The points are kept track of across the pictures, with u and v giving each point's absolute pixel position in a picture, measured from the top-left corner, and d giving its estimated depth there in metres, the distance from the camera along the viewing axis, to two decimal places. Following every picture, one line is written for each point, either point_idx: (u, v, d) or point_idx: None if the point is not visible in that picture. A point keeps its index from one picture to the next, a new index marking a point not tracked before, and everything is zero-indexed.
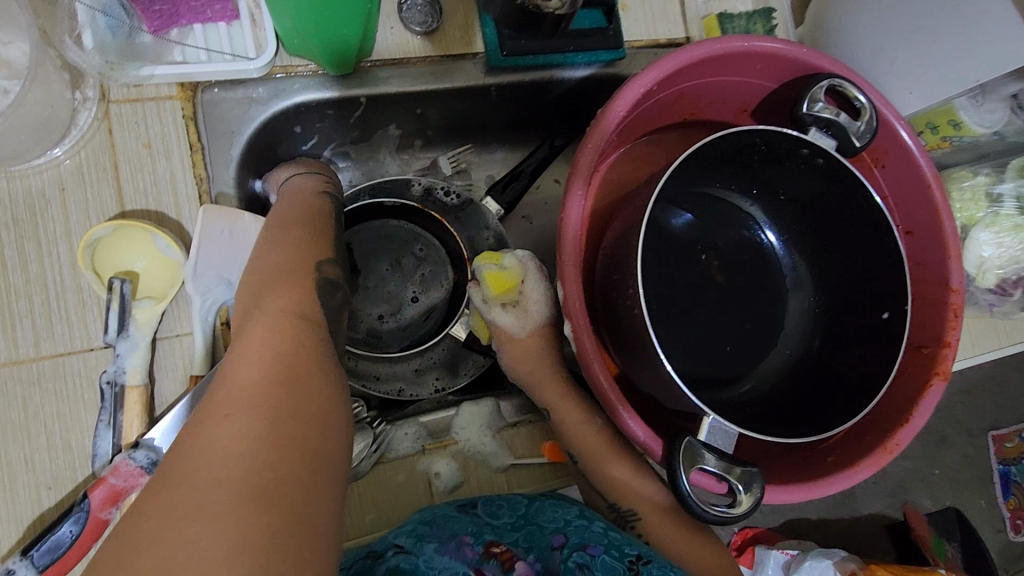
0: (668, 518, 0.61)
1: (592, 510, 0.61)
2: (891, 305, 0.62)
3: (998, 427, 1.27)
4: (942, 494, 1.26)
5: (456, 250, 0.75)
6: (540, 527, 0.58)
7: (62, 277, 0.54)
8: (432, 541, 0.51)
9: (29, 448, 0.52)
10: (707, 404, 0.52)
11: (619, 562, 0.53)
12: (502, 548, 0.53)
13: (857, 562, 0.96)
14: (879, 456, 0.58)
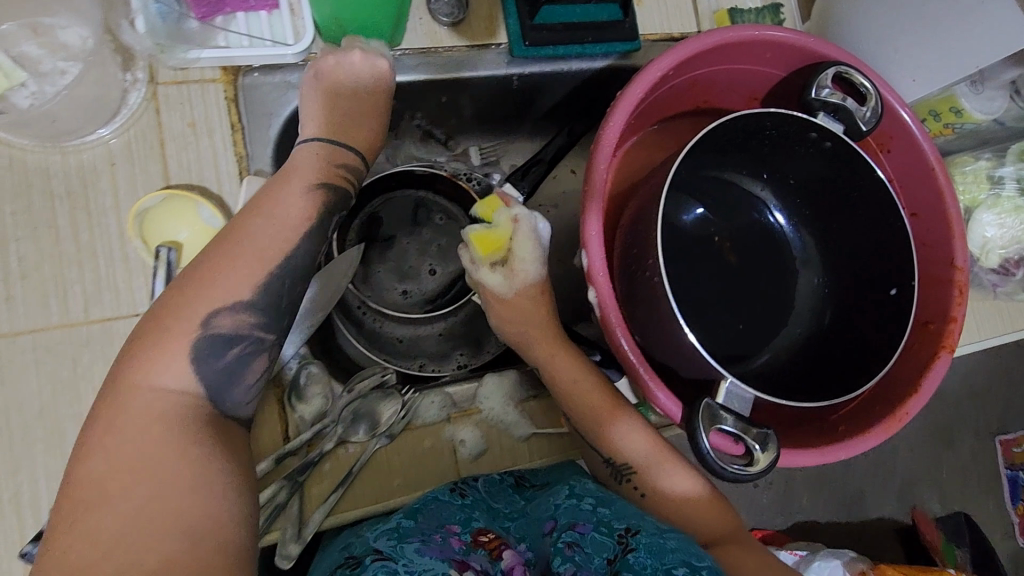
0: (666, 473, 0.60)
1: (585, 484, 0.60)
2: (898, 281, 0.64)
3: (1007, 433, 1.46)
4: (952, 500, 1.43)
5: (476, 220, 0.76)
6: (536, 518, 0.57)
7: (111, 246, 0.56)
8: (410, 544, 0.49)
9: (76, 405, 0.54)
10: (725, 369, 0.54)
11: (609, 537, 0.52)
12: (490, 536, 0.54)
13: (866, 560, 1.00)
14: (887, 424, 0.61)
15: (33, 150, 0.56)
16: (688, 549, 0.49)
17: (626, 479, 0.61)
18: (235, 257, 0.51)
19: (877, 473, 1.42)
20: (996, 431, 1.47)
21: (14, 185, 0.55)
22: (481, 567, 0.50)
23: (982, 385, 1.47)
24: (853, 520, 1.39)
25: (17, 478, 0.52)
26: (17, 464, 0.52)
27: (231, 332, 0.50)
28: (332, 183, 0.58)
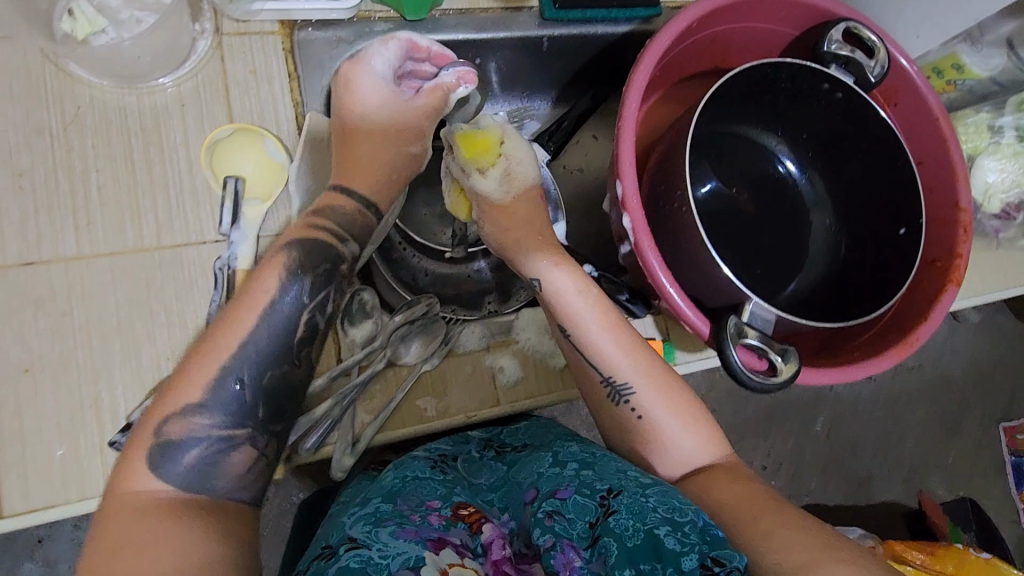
0: (662, 394, 0.63)
1: (567, 448, 0.68)
2: (906, 221, 0.69)
3: (1010, 419, 1.50)
4: (958, 484, 1.47)
5: None
6: (517, 485, 0.66)
7: (181, 178, 0.61)
8: (385, 529, 0.54)
9: (149, 323, 0.58)
10: (750, 288, 0.59)
11: (590, 501, 0.57)
12: (469, 510, 0.61)
13: (874, 539, 1.20)
14: (900, 348, 0.65)
15: (111, 91, 0.61)
16: (666, 503, 0.55)
17: (623, 401, 0.63)
18: (211, 349, 0.52)
19: (883, 454, 1.46)
20: (1000, 416, 1.51)
21: (94, 122, 0.60)
22: (460, 541, 0.56)
23: (985, 371, 1.52)
24: (861, 500, 1.43)
25: (97, 386, 0.56)
26: (97, 374, 0.56)
27: (188, 432, 0.50)
28: (299, 239, 0.57)
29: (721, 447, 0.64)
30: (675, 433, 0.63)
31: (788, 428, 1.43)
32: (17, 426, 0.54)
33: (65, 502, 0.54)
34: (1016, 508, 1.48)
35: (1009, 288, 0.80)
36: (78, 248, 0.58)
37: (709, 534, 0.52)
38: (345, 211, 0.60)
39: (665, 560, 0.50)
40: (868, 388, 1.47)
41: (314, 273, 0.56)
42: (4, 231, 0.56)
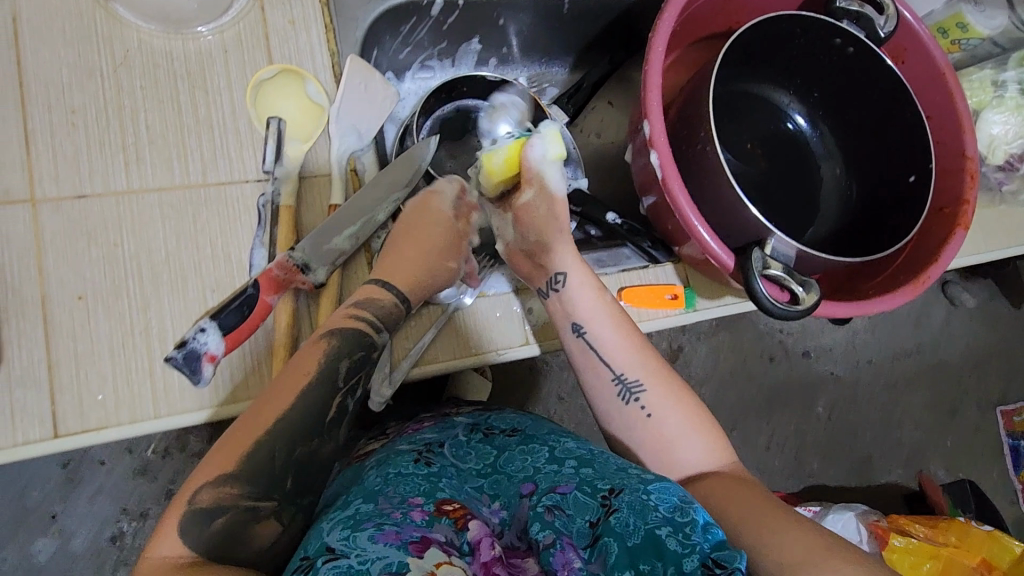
0: (672, 396, 0.62)
1: (563, 440, 0.62)
2: (917, 168, 0.72)
3: (1006, 402, 1.53)
4: (957, 467, 1.50)
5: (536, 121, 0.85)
6: (507, 476, 0.60)
7: (225, 120, 0.63)
8: (364, 532, 0.46)
9: (196, 255, 0.61)
10: (773, 221, 0.61)
11: (592, 499, 0.52)
12: (454, 506, 0.53)
13: (877, 514, 1.24)
14: (913, 286, 0.68)
15: (157, 35, 0.63)
16: (669, 501, 0.49)
17: (634, 398, 0.62)
18: (251, 424, 0.52)
19: (884, 437, 1.49)
20: (997, 401, 1.54)
21: (142, 64, 0.62)
22: (445, 538, 0.48)
23: (981, 356, 1.56)
24: (862, 482, 1.46)
25: (147, 314, 0.58)
26: (146, 303, 0.59)
27: (219, 502, 0.49)
28: (340, 328, 0.57)
29: (731, 459, 0.61)
30: (685, 440, 0.60)
31: (791, 411, 1.46)
32: (73, 349, 0.56)
33: (117, 424, 0.56)
34: (1014, 491, 1.50)
35: (1008, 248, 0.83)
36: (128, 183, 0.60)
37: (710, 533, 0.47)
38: (382, 305, 0.60)
39: (666, 560, 0.46)
40: (867, 370, 1.51)
41: (350, 359, 0.57)
42: (57, 164, 0.58)
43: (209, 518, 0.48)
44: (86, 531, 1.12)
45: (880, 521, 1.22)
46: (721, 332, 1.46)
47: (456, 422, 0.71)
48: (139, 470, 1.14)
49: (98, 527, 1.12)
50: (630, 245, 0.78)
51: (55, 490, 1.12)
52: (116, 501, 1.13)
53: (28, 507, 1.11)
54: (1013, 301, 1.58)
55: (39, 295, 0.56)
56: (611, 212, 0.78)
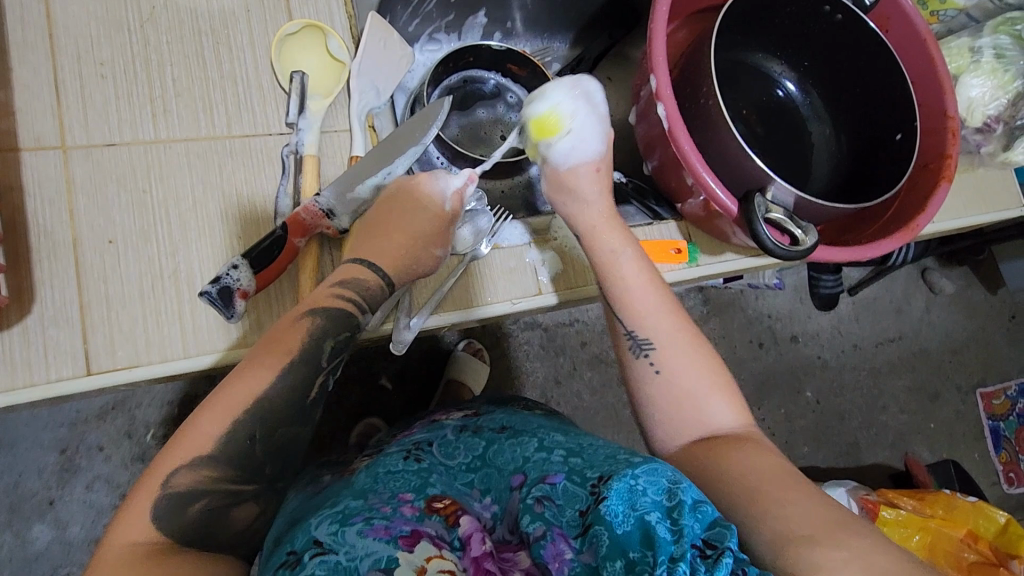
0: (684, 352, 0.60)
1: (555, 436, 0.60)
2: (903, 126, 0.76)
3: (985, 384, 1.58)
4: (940, 447, 1.55)
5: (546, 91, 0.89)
6: (498, 469, 0.59)
7: (248, 75, 0.66)
8: (352, 527, 0.47)
9: (222, 204, 0.62)
10: (772, 169, 0.66)
11: (580, 488, 0.50)
12: (445, 502, 0.52)
13: (865, 489, 1.26)
14: (903, 234, 0.72)
15: None
16: (658, 484, 0.46)
17: (644, 353, 0.60)
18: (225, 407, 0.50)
19: (869, 419, 1.54)
20: (976, 384, 1.60)
21: (168, 21, 0.64)
22: (435, 533, 0.48)
23: (960, 341, 1.61)
24: (850, 464, 1.51)
25: (175, 258, 0.60)
26: (175, 248, 0.60)
27: (195, 486, 0.47)
28: (326, 306, 0.55)
29: (746, 421, 0.58)
30: (705, 398, 0.58)
31: (780, 396, 1.50)
32: (103, 291, 0.58)
33: (146, 363, 0.58)
34: (995, 471, 1.56)
35: (981, 215, 0.90)
36: (156, 133, 0.62)
37: (699, 512, 0.44)
38: (366, 285, 0.58)
39: (657, 547, 0.43)
40: (852, 356, 1.56)
41: (333, 339, 0.55)
42: (88, 114, 0.61)
43: (188, 501, 0.47)
44: (80, 522, 1.08)
45: (870, 494, 1.23)
46: (712, 318, 1.49)
47: (444, 424, 0.70)
48: (136, 458, 1.11)
49: (95, 516, 1.08)
50: (635, 204, 0.84)
51: (49, 478, 1.08)
52: (113, 490, 1.09)
53: (22, 496, 1.07)
54: (988, 287, 1.64)
55: (71, 238, 0.58)
56: (617, 173, 0.86)
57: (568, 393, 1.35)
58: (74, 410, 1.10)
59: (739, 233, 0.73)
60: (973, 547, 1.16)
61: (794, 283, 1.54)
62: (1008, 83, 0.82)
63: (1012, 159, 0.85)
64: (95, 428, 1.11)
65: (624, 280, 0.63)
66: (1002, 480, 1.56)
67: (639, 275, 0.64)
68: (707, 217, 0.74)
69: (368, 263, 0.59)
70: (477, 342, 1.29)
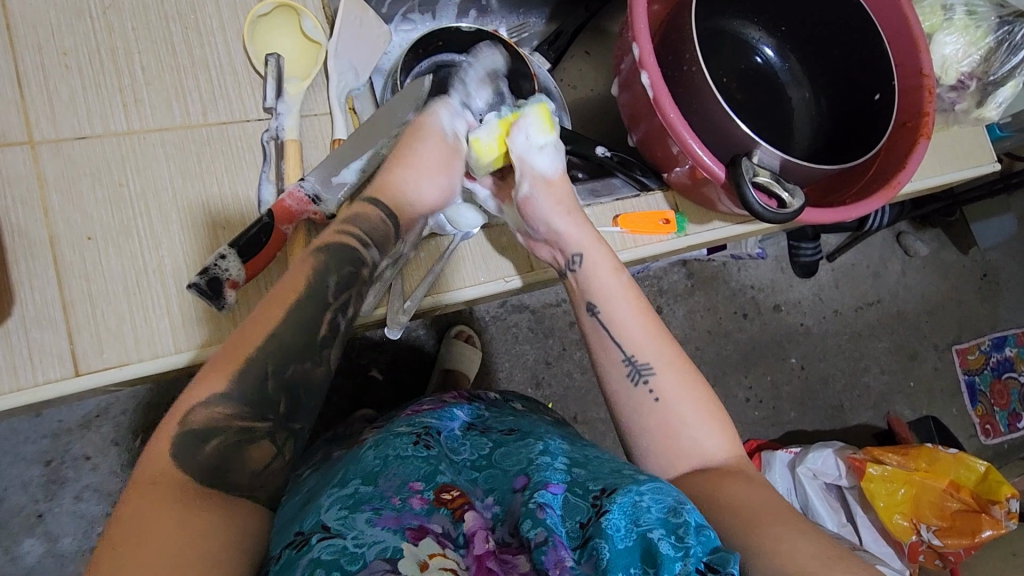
0: (682, 383, 0.62)
1: (559, 443, 0.61)
2: (881, 86, 0.78)
3: (961, 341, 1.63)
4: (920, 403, 1.60)
5: (520, 69, 0.87)
6: (503, 470, 0.58)
7: (221, 61, 0.64)
8: (361, 515, 0.48)
9: (203, 194, 0.61)
10: (760, 137, 0.66)
11: (583, 501, 0.51)
12: (453, 494, 0.52)
13: (851, 448, 1.27)
14: (885, 193, 0.73)
15: None
16: (662, 503, 0.49)
17: (643, 380, 0.62)
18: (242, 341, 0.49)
19: (852, 382, 1.58)
20: (952, 341, 1.65)
21: (131, 6, 0.62)
22: (442, 529, 0.48)
23: (936, 301, 1.65)
24: (836, 426, 1.55)
25: (158, 252, 0.58)
26: (158, 242, 0.59)
27: (212, 423, 0.46)
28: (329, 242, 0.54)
29: (734, 450, 0.61)
30: (699, 430, 0.60)
31: (767, 364, 1.53)
32: (87, 289, 0.56)
33: (138, 359, 0.56)
34: (973, 424, 1.62)
35: (958, 171, 0.92)
36: (129, 124, 0.60)
37: (702, 535, 0.47)
38: (372, 220, 0.57)
39: (660, 565, 0.45)
40: (833, 322, 1.59)
41: (337, 275, 0.53)
42: (54, 106, 0.58)
43: (204, 440, 0.46)
44: (73, 532, 1.06)
45: (857, 453, 1.25)
46: (696, 292, 1.51)
47: (455, 414, 0.70)
48: (126, 464, 1.08)
49: (87, 526, 1.06)
50: (620, 175, 0.80)
51: (37, 491, 1.05)
52: (104, 498, 1.07)
53: (10, 511, 1.04)
54: (961, 247, 1.68)
55: (47, 236, 0.56)
56: (599, 146, 0.80)
57: (561, 373, 1.35)
58: (55, 421, 1.07)
59: (725, 200, 0.73)
60: (957, 496, 1.21)
61: (776, 252, 1.56)
62: (980, 39, 0.84)
63: (985, 115, 0.88)
64: (81, 437, 1.08)
65: (613, 312, 0.64)
66: (979, 432, 1.62)
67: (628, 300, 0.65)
68: (693, 185, 0.74)
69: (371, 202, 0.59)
70: (467, 328, 1.28)
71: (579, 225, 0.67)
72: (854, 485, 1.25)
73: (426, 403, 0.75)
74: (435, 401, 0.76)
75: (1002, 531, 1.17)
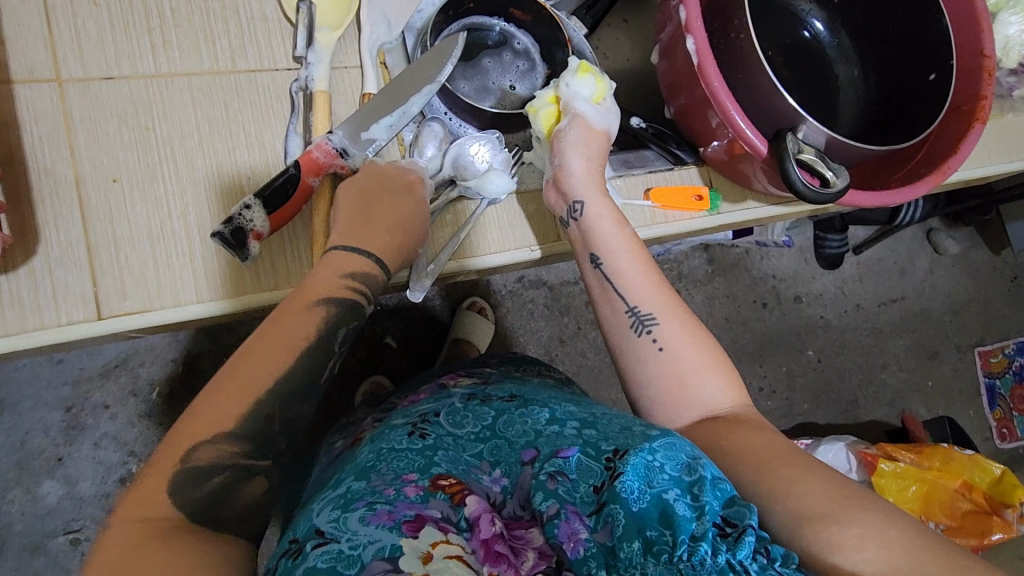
0: (686, 332, 0.61)
1: (565, 407, 0.60)
2: (936, 66, 0.74)
3: (985, 344, 1.59)
4: (937, 404, 1.57)
5: (553, 34, 0.83)
6: (508, 442, 0.57)
7: (252, 6, 0.62)
8: (355, 513, 0.47)
9: (230, 143, 0.60)
10: (804, 111, 0.63)
11: (595, 462, 0.50)
12: (451, 480, 0.51)
13: (863, 442, 1.27)
14: (933, 178, 0.69)
15: None
16: (675, 459, 0.48)
17: (647, 331, 0.61)
18: (240, 383, 0.51)
19: (869, 378, 1.55)
20: (975, 342, 1.60)
21: None
22: (441, 515, 0.47)
23: (962, 302, 1.61)
24: (848, 421, 1.52)
25: (184, 199, 0.58)
26: (182, 189, 0.58)
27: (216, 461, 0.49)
28: (336, 296, 0.56)
29: (742, 400, 0.60)
30: (701, 379, 0.59)
31: (783, 355, 1.50)
32: (111, 232, 0.56)
33: (159, 307, 0.56)
34: (990, 427, 1.58)
35: (1011, 162, 0.88)
36: (156, 67, 0.59)
37: (718, 489, 0.46)
38: (372, 274, 0.58)
39: (677, 526, 0.44)
40: (855, 316, 1.55)
41: (345, 328, 0.57)
42: (81, 43, 0.57)
43: (205, 476, 0.48)
44: (91, 477, 1.08)
45: (869, 449, 1.24)
46: (717, 278, 1.48)
47: (451, 393, 0.69)
48: (143, 415, 1.10)
49: (104, 472, 1.09)
50: (655, 148, 0.80)
51: (57, 436, 1.08)
52: (121, 446, 1.09)
53: (31, 453, 1.07)
54: (994, 247, 1.63)
55: (73, 176, 0.55)
56: (634, 117, 0.81)
57: (574, 351, 1.34)
58: (77, 367, 1.09)
59: (761, 177, 0.70)
60: (967, 496, 1.19)
61: (801, 243, 1.52)
62: None
63: None
64: (100, 386, 1.10)
65: (614, 251, 0.65)
66: (995, 435, 1.58)
67: (629, 247, 0.65)
68: (732, 163, 0.71)
69: (359, 250, 0.58)
70: (481, 301, 1.27)
71: (589, 176, 0.68)
72: (863, 479, 1.23)
73: (425, 390, 0.76)
74: (433, 387, 0.76)
75: (1012, 534, 1.15)
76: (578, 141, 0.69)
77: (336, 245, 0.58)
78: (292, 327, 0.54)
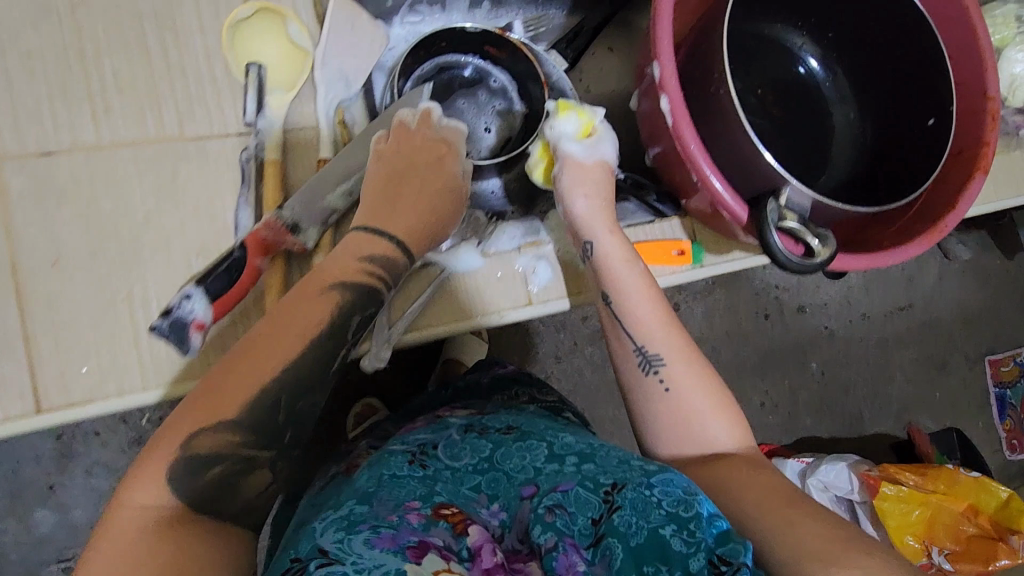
0: (696, 376, 0.58)
1: (565, 438, 0.58)
2: (936, 110, 0.68)
3: (994, 352, 1.53)
4: (944, 414, 1.52)
5: (530, 71, 0.78)
6: (506, 475, 0.54)
7: (198, 66, 0.59)
8: (359, 536, 0.44)
9: (177, 216, 0.57)
10: (790, 171, 0.58)
11: (592, 496, 0.48)
12: (453, 509, 0.50)
13: (869, 463, 1.19)
14: (928, 237, 0.65)
15: None
16: (673, 494, 0.46)
17: (653, 371, 0.58)
18: (248, 372, 0.49)
19: (874, 391, 1.50)
20: (985, 350, 1.55)
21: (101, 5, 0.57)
22: (443, 543, 0.45)
23: (972, 310, 1.55)
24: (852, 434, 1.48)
25: (128, 281, 0.56)
26: (127, 269, 0.56)
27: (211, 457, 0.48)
28: (352, 280, 0.55)
29: (748, 442, 0.57)
30: (708, 423, 0.56)
31: (785, 368, 1.46)
32: (51, 321, 0.54)
33: (103, 398, 0.54)
34: (999, 437, 1.54)
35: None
36: (97, 136, 0.56)
37: (715, 525, 0.44)
38: (390, 257, 0.57)
39: (672, 562, 0.43)
40: (860, 326, 1.50)
41: (360, 314, 0.55)
42: (19, 118, 0.55)
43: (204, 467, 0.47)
44: (84, 505, 1.07)
45: (873, 470, 1.17)
46: (717, 291, 1.43)
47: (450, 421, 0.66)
48: (133, 445, 1.08)
49: (98, 500, 1.07)
50: (633, 199, 0.75)
51: (49, 465, 1.06)
52: (113, 474, 1.07)
53: (23, 483, 1.05)
54: (1007, 252, 1.57)
55: (10, 264, 0.54)
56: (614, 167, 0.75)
57: (569, 368, 1.30)
58: None
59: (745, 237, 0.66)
60: (973, 521, 1.14)
61: None
62: None
63: None
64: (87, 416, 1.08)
65: (622, 288, 0.61)
66: (1004, 446, 1.54)
67: (639, 285, 0.62)
68: (714, 217, 0.67)
69: (381, 232, 0.57)
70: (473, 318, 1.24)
71: (598, 211, 0.65)
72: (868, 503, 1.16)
73: (420, 421, 0.71)
74: (430, 417, 0.71)
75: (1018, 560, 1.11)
76: (573, 182, 0.65)
77: (357, 227, 0.57)
78: (304, 312, 0.52)
